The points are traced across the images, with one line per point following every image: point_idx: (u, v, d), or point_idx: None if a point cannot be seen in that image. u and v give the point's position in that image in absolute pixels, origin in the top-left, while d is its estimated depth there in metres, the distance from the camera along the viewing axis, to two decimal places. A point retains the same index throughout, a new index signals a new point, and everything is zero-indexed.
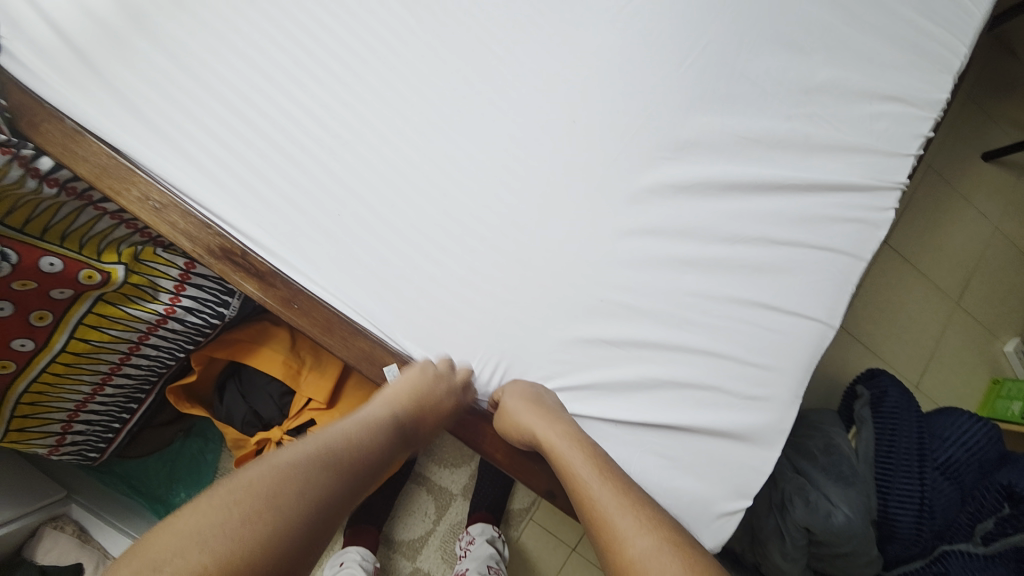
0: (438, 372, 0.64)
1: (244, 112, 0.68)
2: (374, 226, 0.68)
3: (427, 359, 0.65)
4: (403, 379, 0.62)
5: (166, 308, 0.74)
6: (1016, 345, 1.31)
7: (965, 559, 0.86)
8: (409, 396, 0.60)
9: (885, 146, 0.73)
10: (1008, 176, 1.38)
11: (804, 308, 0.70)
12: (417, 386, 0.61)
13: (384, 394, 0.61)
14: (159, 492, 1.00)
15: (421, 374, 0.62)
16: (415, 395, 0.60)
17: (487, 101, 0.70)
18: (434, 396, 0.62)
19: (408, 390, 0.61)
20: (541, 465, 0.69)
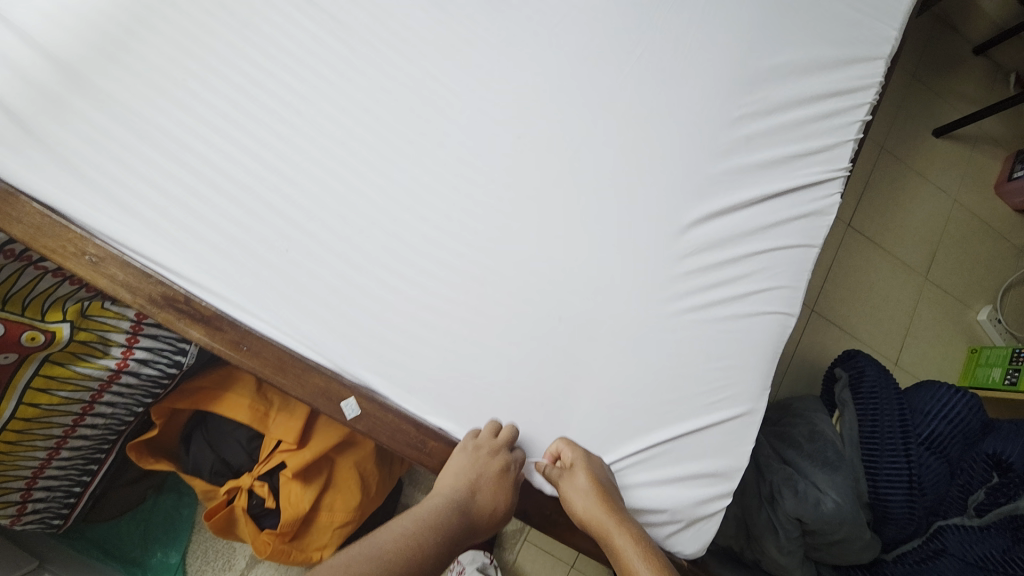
0: (480, 440, 0.64)
1: (184, 160, 0.68)
2: (324, 258, 0.68)
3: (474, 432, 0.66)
4: (453, 462, 0.63)
5: (118, 362, 0.74)
6: (989, 313, 1.33)
7: (961, 532, 0.86)
8: (460, 476, 0.61)
9: (828, 137, 0.74)
10: (959, 149, 1.42)
11: (763, 302, 0.71)
12: (465, 466, 0.62)
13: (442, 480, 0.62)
14: (134, 554, 0.96)
15: (467, 452, 0.63)
16: (464, 473, 0.61)
17: (429, 125, 0.71)
18: (482, 468, 0.61)
19: (458, 472, 0.62)
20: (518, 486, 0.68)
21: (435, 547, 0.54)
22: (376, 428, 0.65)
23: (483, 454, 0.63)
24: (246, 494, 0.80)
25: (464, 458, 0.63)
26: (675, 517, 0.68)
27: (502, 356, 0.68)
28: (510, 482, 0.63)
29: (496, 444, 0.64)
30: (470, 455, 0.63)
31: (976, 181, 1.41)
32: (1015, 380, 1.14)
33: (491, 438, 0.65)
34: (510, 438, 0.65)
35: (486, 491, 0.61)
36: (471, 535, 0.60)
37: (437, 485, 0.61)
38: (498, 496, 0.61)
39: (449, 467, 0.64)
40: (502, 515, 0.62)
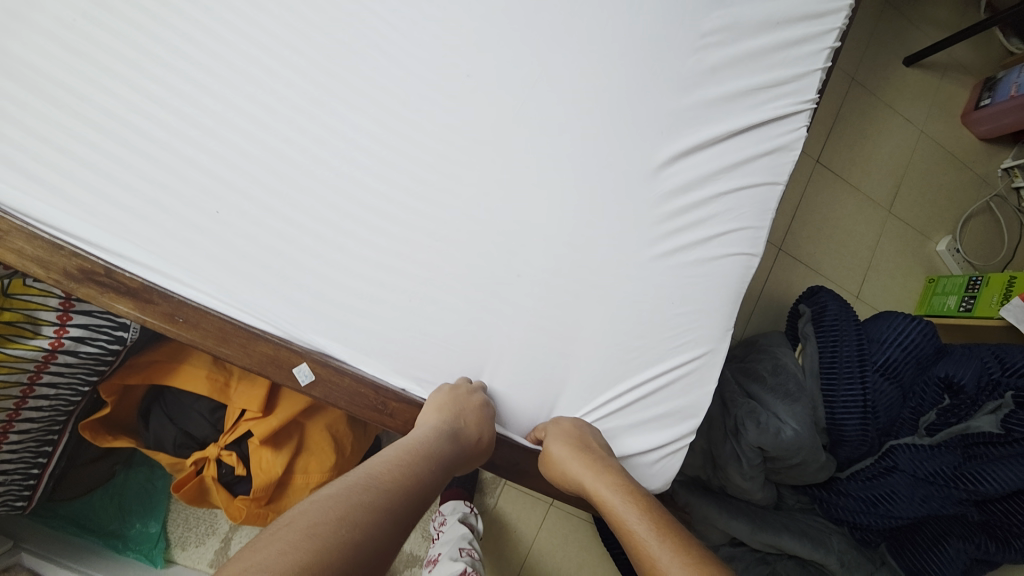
0: (456, 385, 0.65)
1: (85, 115, 0.60)
2: (261, 218, 0.63)
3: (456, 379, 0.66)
4: (433, 402, 0.62)
5: (52, 342, 0.70)
6: (948, 244, 1.36)
7: (911, 451, 0.92)
8: (441, 412, 0.60)
9: (796, 66, 0.71)
10: (929, 77, 1.39)
11: (728, 244, 0.70)
12: (446, 401, 0.61)
13: (425, 416, 0.61)
14: (113, 526, 0.96)
15: (447, 392, 0.63)
16: (447, 405, 0.61)
17: (364, 64, 0.64)
18: (464, 402, 0.62)
19: (441, 407, 0.61)
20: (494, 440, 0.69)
21: (431, 476, 0.52)
22: (333, 394, 0.65)
23: (461, 391, 0.63)
24: (214, 464, 0.79)
25: (440, 399, 0.62)
26: (637, 458, 0.71)
27: (461, 312, 0.66)
28: (488, 416, 0.63)
29: (472, 386, 0.65)
30: (446, 395, 0.62)
31: (944, 109, 1.40)
32: (971, 307, 1.18)
33: (466, 383, 0.66)
34: (480, 386, 0.67)
35: (470, 420, 0.60)
36: (459, 468, 0.58)
37: (417, 424, 0.59)
38: (483, 427, 0.61)
39: (425, 410, 0.62)
40: (485, 449, 0.62)
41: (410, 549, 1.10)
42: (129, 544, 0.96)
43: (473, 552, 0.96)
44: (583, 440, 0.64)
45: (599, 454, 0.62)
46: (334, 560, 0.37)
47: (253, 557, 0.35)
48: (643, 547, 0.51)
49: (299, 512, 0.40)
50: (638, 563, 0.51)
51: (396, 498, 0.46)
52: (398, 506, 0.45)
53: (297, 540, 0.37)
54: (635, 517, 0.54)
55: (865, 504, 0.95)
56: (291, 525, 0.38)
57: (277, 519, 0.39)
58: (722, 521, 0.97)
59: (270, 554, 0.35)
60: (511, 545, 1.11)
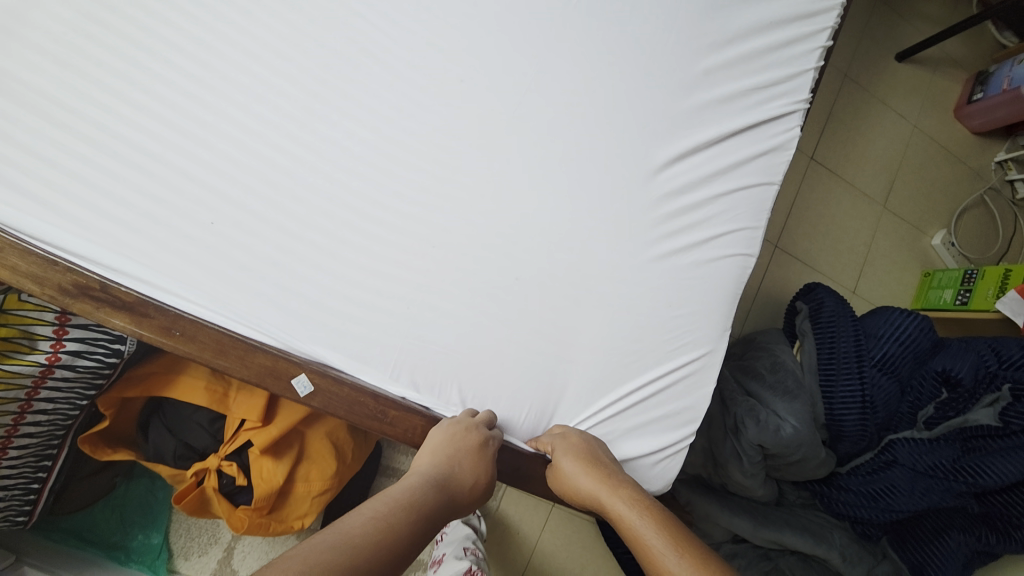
0: (458, 419, 0.64)
1: (78, 130, 0.60)
2: (258, 228, 0.63)
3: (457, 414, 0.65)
4: (431, 441, 0.62)
5: (48, 357, 0.69)
6: (943, 238, 1.37)
7: (911, 445, 0.92)
8: (435, 457, 0.59)
9: (790, 66, 0.71)
10: (921, 73, 1.40)
11: (725, 245, 0.71)
12: (443, 442, 0.60)
13: (423, 457, 0.60)
14: (115, 538, 0.96)
15: (445, 429, 0.62)
16: (443, 447, 0.60)
17: (358, 72, 0.64)
18: (462, 443, 0.61)
19: (438, 449, 0.60)
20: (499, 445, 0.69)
21: (417, 528, 0.49)
22: (332, 403, 0.64)
23: (458, 429, 0.62)
24: (215, 475, 0.79)
25: (438, 438, 0.61)
26: (639, 460, 0.71)
27: (460, 318, 0.66)
28: (489, 455, 0.61)
29: (473, 422, 0.64)
30: (443, 435, 0.61)
31: (937, 104, 1.41)
32: (967, 300, 1.19)
33: (468, 418, 0.65)
34: (487, 419, 0.65)
35: (466, 464, 0.59)
36: (449, 517, 0.56)
37: (411, 469, 0.57)
38: (478, 469, 0.59)
39: (420, 453, 0.61)
40: (480, 495, 0.60)
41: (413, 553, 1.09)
42: (131, 555, 0.96)
43: (477, 552, 0.96)
44: (589, 451, 0.64)
45: (605, 464, 0.63)
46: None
47: None
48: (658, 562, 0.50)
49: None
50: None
51: (373, 558, 0.43)
52: (374, 566, 0.42)
53: None
54: (648, 529, 0.54)
55: (865, 498, 0.94)
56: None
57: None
58: (723, 518, 0.97)
59: None
60: (514, 546, 1.11)
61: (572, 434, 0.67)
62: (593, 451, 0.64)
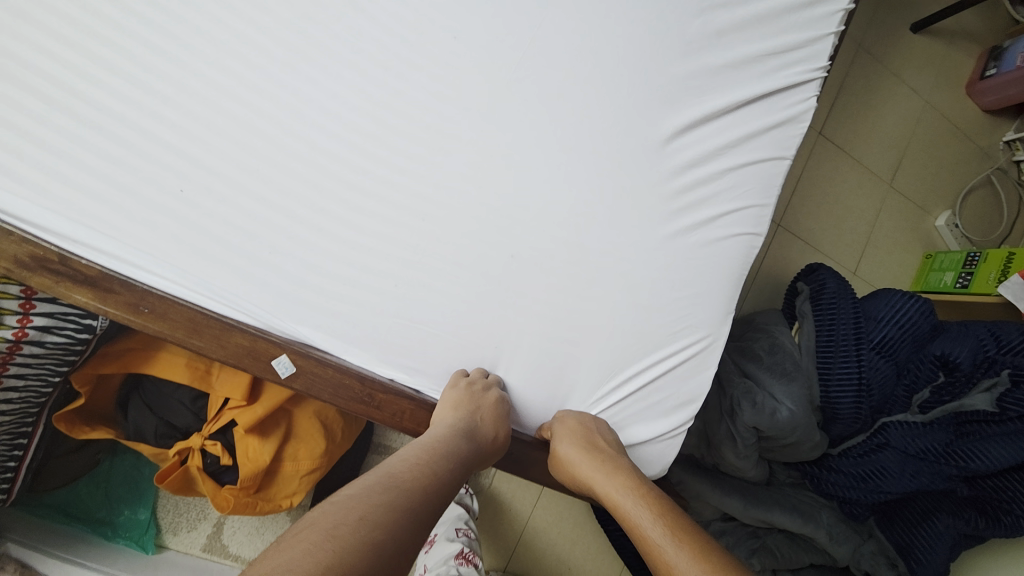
0: (471, 378, 0.63)
1: (25, 82, 0.54)
2: (231, 197, 0.58)
3: (464, 371, 0.64)
4: (446, 399, 0.61)
5: (15, 332, 0.65)
6: (948, 219, 1.33)
7: (904, 428, 0.91)
8: (456, 410, 0.58)
9: (809, 30, 0.66)
10: (937, 44, 1.33)
11: (731, 224, 0.67)
12: (461, 398, 0.60)
13: (442, 413, 0.59)
14: (100, 514, 0.94)
15: (459, 387, 0.61)
16: (460, 402, 0.59)
17: (339, 25, 0.58)
18: (480, 400, 0.60)
19: (456, 404, 0.59)
20: None
21: (449, 471, 0.50)
22: (315, 386, 0.62)
23: (476, 388, 0.62)
24: (198, 454, 0.77)
25: (455, 396, 0.60)
26: (632, 446, 0.69)
27: (450, 296, 0.63)
28: (504, 413, 0.62)
29: (486, 381, 0.63)
30: (459, 393, 0.61)
31: (951, 79, 1.35)
32: (968, 283, 1.17)
33: (481, 377, 0.64)
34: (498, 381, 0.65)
35: (487, 419, 0.59)
36: (474, 467, 0.56)
37: (433, 425, 0.57)
38: (498, 424, 0.60)
39: (438, 411, 0.60)
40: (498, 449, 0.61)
41: None
42: (118, 531, 0.94)
43: (469, 532, 0.95)
44: (588, 436, 0.62)
45: (607, 451, 0.61)
46: (359, 561, 0.34)
47: (270, 563, 0.32)
48: (664, 557, 0.48)
49: (319, 515, 0.37)
50: (658, 570, 0.48)
51: (416, 498, 0.44)
52: (417, 505, 0.43)
53: (320, 544, 0.34)
54: (653, 523, 0.51)
55: (854, 479, 0.94)
56: (311, 530, 0.36)
57: (297, 522, 0.37)
58: (715, 498, 0.97)
59: (293, 559, 0.33)
60: (506, 522, 1.11)
61: (569, 416, 0.65)
62: (593, 434, 0.63)
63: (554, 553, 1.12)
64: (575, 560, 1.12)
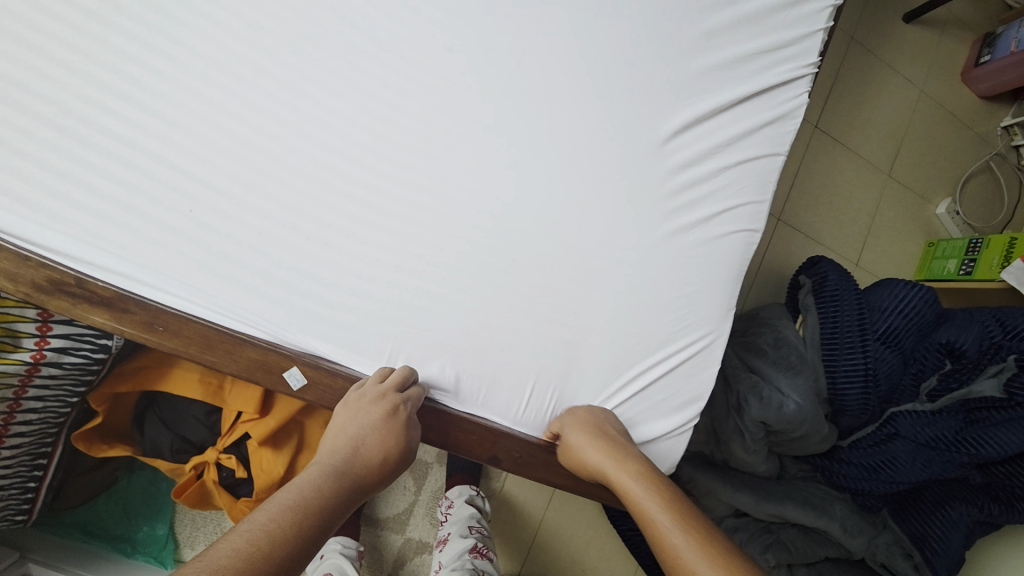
0: (362, 390, 0.60)
1: (39, 114, 0.56)
2: (239, 215, 0.60)
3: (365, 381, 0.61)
4: (342, 413, 0.58)
5: (34, 354, 0.67)
6: (948, 206, 1.34)
7: (912, 417, 0.90)
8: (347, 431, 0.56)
9: (797, 28, 0.67)
10: (929, 34, 1.34)
11: (729, 221, 0.68)
12: (355, 414, 0.57)
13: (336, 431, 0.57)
14: (120, 531, 0.96)
15: (355, 403, 0.59)
16: (355, 419, 0.57)
17: (338, 45, 0.59)
18: (373, 412, 0.58)
19: (352, 421, 0.57)
20: (505, 431, 0.69)
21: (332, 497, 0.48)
22: (327, 396, 0.63)
23: (369, 400, 0.59)
24: (214, 467, 0.78)
25: (343, 417, 0.57)
26: (641, 446, 0.70)
27: (455, 303, 0.64)
28: (403, 420, 0.59)
29: (383, 388, 0.60)
30: (347, 414, 0.58)
31: (944, 68, 1.36)
32: (971, 269, 1.17)
33: (377, 385, 0.60)
34: (400, 382, 0.62)
35: (381, 434, 0.57)
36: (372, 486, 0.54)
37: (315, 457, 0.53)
38: (394, 435, 0.57)
39: (324, 437, 0.56)
40: (399, 463, 0.58)
41: (419, 535, 1.09)
42: (137, 547, 0.96)
43: (482, 529, 0.97)
44: (600, 426, 0.64)
45: (623, 447, 0.62)
46: None
47: None
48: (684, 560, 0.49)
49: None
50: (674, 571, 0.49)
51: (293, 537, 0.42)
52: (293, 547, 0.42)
53: None
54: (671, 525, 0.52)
55: (866, 470, 0.94)
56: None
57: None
58: (726, 493, 0.97)
59: None
60: (519, 525, 1.11)
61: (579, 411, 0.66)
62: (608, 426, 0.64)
63: (569, 555, 1.12)
64: (589, 561, 1.13)
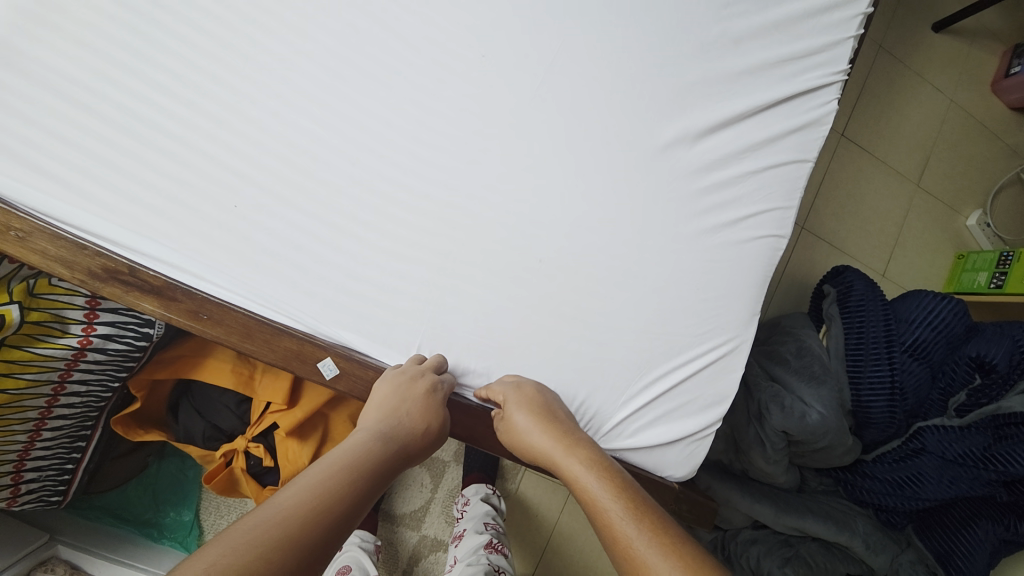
0: (403, 367, 0.62)
1: (100, 112, 0.59)
2: (278, 210, 0.62)
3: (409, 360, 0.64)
4: (379, 390, 0.60)
5: (81, 340, 0.70)
6: (978, 218, 1.31)
7: (940, 433, 0.89)
8: (382, 409, 0.57)
9: (827, 35, 0.67)
10: (960, 43, 1.32)
11: (756, 226, 0.68)
12: (392, 391, 0.59)
13: (373, 406, 0.58)
14: (147, 516, 0.99)
15: (395, 379, 0.60)
16: (395, 393, 0.59)
17: (377, 50, 0.62)
18: (412, 388, 0.59)
19: (386, 398, 0.59)
20: None
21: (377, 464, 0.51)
22: (358, 386, 0.65)
23: (406, 378, 0.60)
24: (242, 456, 0.81)
25: (384, 392, 0.59)
26: (661, 449, 0.70)
27: (482, 301, 0.65)
28: (438, 401, 0.60)
29: (420, 368, 0.62)
30: (388, 388, 0.60)
31: (976, 78, 1.33)
32: (1001, 283, 1.14)
33: (416, 365, 0.63)
34: (436, 365, 0.64)
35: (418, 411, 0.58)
36: (407, 461, 0.56)
37: (356, 426, 0.55)
38: (433, 413, 0.59)
39: (366, 408, 0.58)
40: (433, 439, 0.60)
41: (433, 533, 1.10)
42: (164, 532, 0.99)
43: (497, 526, 0.97)
44: (550, 412, 0.62)
45: (567, 427, 0.61)
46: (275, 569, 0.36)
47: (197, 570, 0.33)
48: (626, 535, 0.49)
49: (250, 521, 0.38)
50: (608, 541, 0.49)
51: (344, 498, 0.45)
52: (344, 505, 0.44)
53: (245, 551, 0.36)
54: (608, 496, 0.52)
55: (892, 486, 0.93)
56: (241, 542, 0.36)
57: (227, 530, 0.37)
58: (744, 504, 0.96)
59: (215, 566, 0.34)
60: (534, 526, 1.12)
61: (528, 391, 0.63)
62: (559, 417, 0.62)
63: (583, 559, 1.12)
64: (604, 566, 1.12)
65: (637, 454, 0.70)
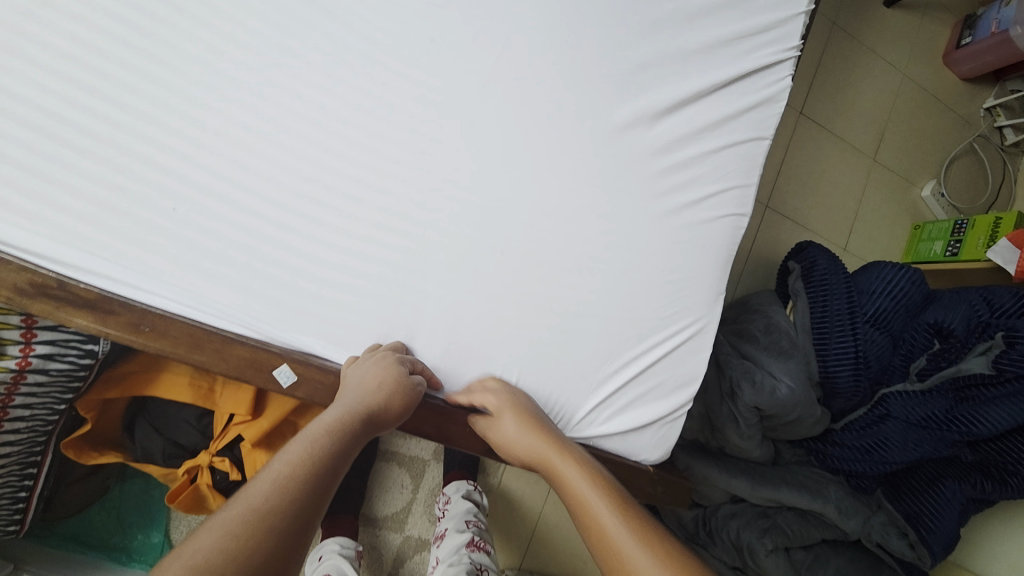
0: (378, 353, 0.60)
1: (18, 116, 0.55)
2: (224, 213, 0.59)
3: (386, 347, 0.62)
4: (357, 370, 0.58)
5: (19, 362, 0.66)
6: (933, 189, 1.35)
7: (904, 398, 0.92)
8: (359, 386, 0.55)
9: (778, 12, 0.67)
10: (910, 19, 1.35)
11: (718, 205, 0.68)
12: (368, 370, 0.57)
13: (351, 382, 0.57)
14: (114, 540, 0.95)
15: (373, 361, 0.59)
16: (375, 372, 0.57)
17: (320, 40, 0.59)
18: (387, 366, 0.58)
19: (362, 377, 0.57)
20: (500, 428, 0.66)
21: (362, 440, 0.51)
22: (318, 392, 0.61)
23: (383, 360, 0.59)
24: (207, 471, 0.78)
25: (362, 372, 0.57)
26: (635, 434, 0.70)
27: (445, 295, 0.64)
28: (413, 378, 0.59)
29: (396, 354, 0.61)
30: (379, 368, 0.57)
31: (926, 51, 1.37)
32: (957, 251, 1.18)
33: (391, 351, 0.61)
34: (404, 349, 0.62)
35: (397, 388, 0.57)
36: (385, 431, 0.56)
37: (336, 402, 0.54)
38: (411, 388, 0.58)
39: (344, 385, 0.57)
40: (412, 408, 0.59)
41: (418, 533, 1.09)
42: (133, 556, 0.95)
43: (479, 522, 0.96)
44: (527, 412, 0.62)
45: (545, 428, 0.61)
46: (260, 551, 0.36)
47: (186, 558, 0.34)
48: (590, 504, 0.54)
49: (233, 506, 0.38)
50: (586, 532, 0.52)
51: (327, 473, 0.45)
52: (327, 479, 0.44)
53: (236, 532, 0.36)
54: (584, 490, 0.54)
55: (859, 452, 0.94)
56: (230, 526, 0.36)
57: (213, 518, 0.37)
58: (723, 479, 0.98)
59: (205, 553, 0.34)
60: (519, 518, 1.12)
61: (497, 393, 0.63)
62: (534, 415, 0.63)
63: (570, 546, 1.13)
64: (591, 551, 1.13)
65: (612, 441, 0.70)
